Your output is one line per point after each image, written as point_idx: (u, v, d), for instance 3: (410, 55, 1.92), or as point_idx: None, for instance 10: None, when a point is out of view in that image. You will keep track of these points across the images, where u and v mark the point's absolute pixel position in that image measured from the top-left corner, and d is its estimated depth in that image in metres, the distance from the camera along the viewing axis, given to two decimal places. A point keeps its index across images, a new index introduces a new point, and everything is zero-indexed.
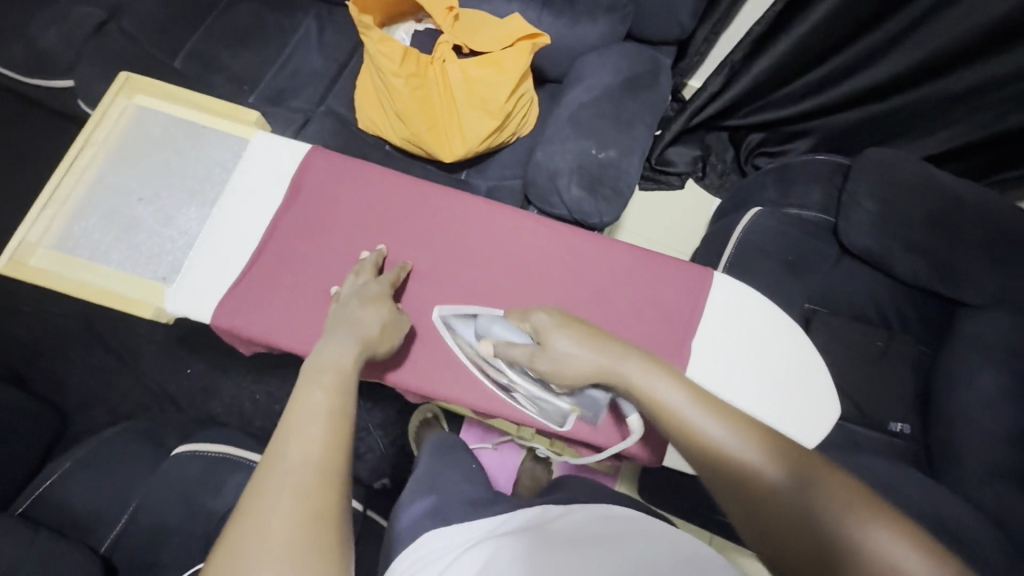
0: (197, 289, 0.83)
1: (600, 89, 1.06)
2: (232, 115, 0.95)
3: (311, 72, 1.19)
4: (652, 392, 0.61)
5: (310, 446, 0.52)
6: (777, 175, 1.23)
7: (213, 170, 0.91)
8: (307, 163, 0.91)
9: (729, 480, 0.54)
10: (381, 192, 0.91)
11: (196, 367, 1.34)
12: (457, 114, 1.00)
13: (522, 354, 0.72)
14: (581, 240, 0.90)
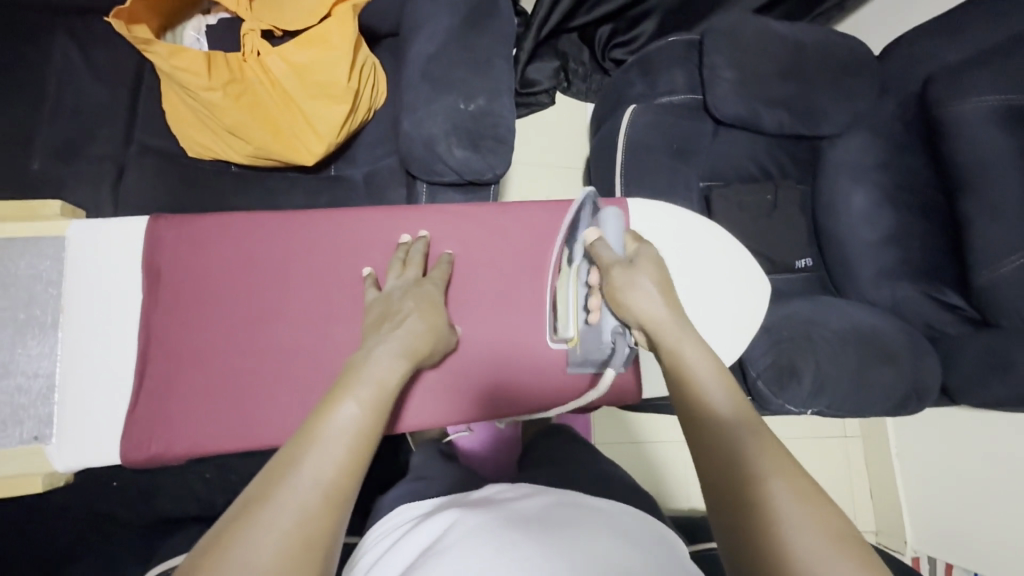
0: (89, 434, 0.75)
1: (442, 34, 0.96)
2: (24, 213, 0.78)
3: (98, 107, 0.97)
4: (680, 351, 0.62)
5: (327, 464, 0.50)
6: (640, 68, 1.22)
7: (37, 289, 0.76)
8: (153, 240, 0.79)
9: (696, 418, 0.56)
10: (252, 243, 0.82)
11: (122, 475, 1.18)
12: (299, 109, 0.86)
13: (608, 259, 0.72)
14: (490, 215, 0.89)
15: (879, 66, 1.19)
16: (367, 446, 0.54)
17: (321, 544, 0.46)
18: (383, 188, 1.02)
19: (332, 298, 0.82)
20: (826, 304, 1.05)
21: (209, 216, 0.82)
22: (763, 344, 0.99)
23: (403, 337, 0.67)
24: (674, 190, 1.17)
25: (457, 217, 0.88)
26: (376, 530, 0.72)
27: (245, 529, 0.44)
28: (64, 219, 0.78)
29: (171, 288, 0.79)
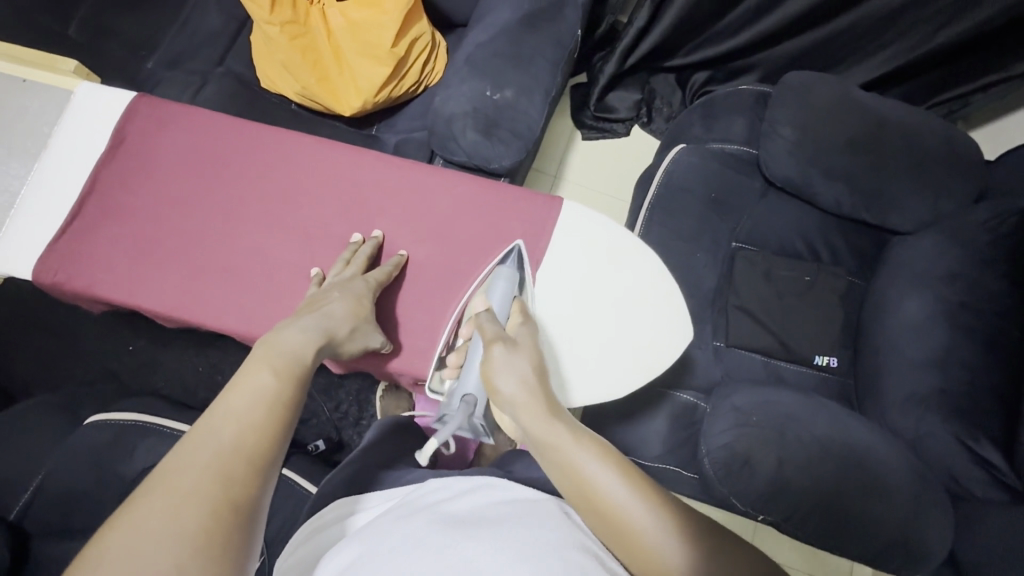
0: (11, 245, 0.86)
1: (498, 27, 1.01)
2: (50, 66, 0.95)
3: (208, 32, 1.14)
4: (586, 473, 0.55)
5: (242, 430, 0.49)
6: (703, 111, 1.17)
7: (37, 125, 0.93)
8: (131, 111, 0.91)
9: (631, 546, 0.51)
10: (205, 136, 0.91)
11: (138, 344, 1.37)
12: (347, 64, 0.96)
13: (491, 328, 0.71)
14: (420, 173, 0.90)
15: (984, 169, 1.03)
16: (287, 412, 0.54)
17: (246, 505, 0.44)
18: (406, 155, 1.07)
19: (248, 201, 0.89)
20: (819, 405, 0.92)
21: (184, 104, 0.93)
22: (726, 422, 0.89)
23: (324, 318, 0.69)
24: (697, 241, 1.09)
25: (392, 163, 0.90)
26: (312, 522, 0.69)
27: (155, 497, 0.41)
28: (74, 78, 0.94)
29: (127, 148, 0.90)
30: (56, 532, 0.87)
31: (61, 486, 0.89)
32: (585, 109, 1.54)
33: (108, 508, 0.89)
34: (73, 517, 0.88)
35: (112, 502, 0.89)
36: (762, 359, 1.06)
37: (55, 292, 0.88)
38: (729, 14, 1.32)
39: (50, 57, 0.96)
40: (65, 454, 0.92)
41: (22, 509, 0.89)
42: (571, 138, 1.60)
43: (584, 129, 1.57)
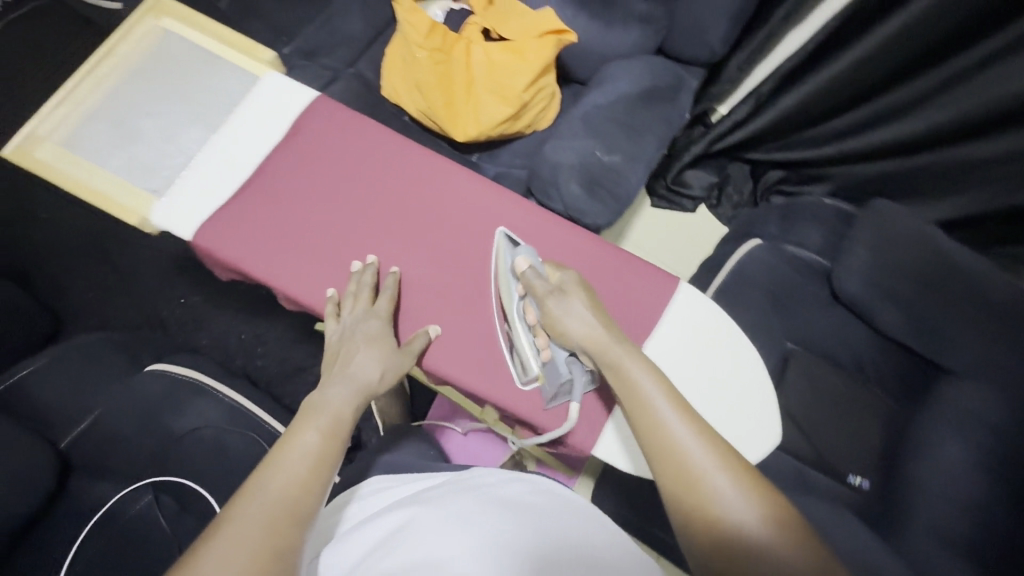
0: (182, 207, 0.89)
1: (618, 94, 1.07)
2: (249, 53, 1.01)
3: (346, 33, 1.22)
4: (635, 380, 0.68)
5: (285, 482, 0.58)
6: (783, 212, 1.23)
7: (222, 99, 0.97)
8: (312, 108, 0.96)
9: (664, 448, 0.62)
10: (372, 147, 0.95)
11: (191, 298, 1.41)
12: (475, 96, 1.02)
13: (541, 287, 0.79)
14: (564, 231, 0.93)
15: None
16: (327, 467, 0.62)
17: (288, 545, 0.53)
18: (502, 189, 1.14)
19: (397, 216, 0.92)
20: (844, 523, 0.94)
21: (355, 112, 0.97)
22: None
23: (361, 383, 0.74)
24: (754, 333, 1.13)
25: (535, 215, 0.93)
26: (356, 491, 0.79)
27: (217, 535, 0.52)
28: (265, 67, 0.99)
29: (293, 138, 0.94)
30: (98, 471, 0.91)
31: (113, 427, 0.93)
32: (662, 178, 1.59)
33: (148, 459, 0.92)
34: (115, 460, 0.92)
35: (151, 453, 0.92)
36: (794, 461, 1.08)
37: (202, 253, 0.91)
38: (820, 126, 1.38)
39: (248, 44, 1.04)
40: (121, 396, 0.95)
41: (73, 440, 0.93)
42: (640, 203, 1.66)
43: (655, 197, 1.63)
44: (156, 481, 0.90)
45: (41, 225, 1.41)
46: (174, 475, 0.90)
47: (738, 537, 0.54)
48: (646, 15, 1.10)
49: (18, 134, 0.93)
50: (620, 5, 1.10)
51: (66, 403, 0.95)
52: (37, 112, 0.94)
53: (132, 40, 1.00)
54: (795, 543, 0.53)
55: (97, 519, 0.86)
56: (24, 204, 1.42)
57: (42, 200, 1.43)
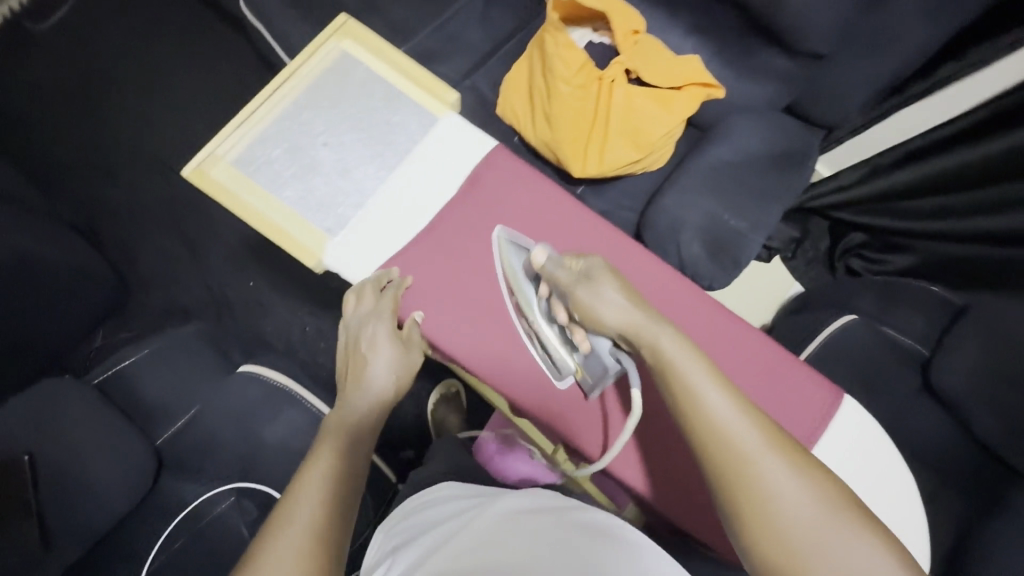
0: (354, 247, 0.85)
1: (747, 154, 1.03)
2: (430, 88, 0.91)
3: (465, 43, 1.18)
4: (668, 354, 0.65)
5: (314, 507, 0.64)
6: (881, 293, 1.19)
7: (401, 138, 0.89)
8: (490, 158, 0.90)
9: (707, 430, 0.60)
10: (546, 206, 0.89)
11: (258, 283, 1.34)
12: (607, 137, 0.98)
13: (564, 276, 0.75)
14: (734, 327, 0.86)
15: None
16: (348, 489, 0.69)
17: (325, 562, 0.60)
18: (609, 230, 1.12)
19: None
20: None
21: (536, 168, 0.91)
22: None
23: (376, 399, 0.80)
24: None
25: (709, 307, 0.86)
26: (409, 504, 0.77)
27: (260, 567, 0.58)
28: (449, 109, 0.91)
29: (472, 189, 0.89)
30: (190, 471, 0.90)
31: (207, 427, 0.91)
32: None
33: (236, 464, 0.91)
34: (205, 462, 0.90)
35: (239, 460, 0.91)
36: None
37: None
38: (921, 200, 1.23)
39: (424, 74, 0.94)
40: (215, 397, 0.93)
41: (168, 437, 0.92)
42: None
43: None
44: (239, 487, 0.90)
45: (118, 187, 1.37)
46: (258, 483, 0.90)
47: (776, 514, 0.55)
48: (785, 72, 1.06)
49: (194, 152, 0.85)
50: (759, 59, 1.06)
51: (162, 400, 0.93)
52: (216, 131, 0.86)
53: (310, 57, 0.89)
54: (832, 508, 0.55)
55: (178, 520, 0.87)
56: (102, 161, 1.38)
57: (122, 161, 1.38)
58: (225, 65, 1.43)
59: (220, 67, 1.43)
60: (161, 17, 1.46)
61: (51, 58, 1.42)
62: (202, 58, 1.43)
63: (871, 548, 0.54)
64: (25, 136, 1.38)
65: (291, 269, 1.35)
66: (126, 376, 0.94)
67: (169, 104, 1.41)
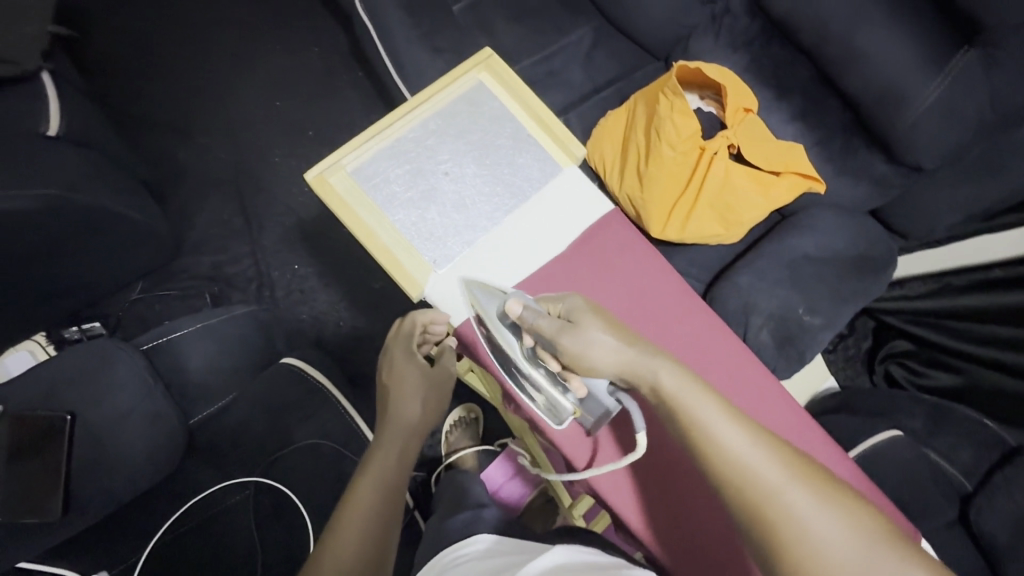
0: (453, 284, 0.82)
1: (831, 250, 1.01)
2: (557, 136, 0.90)
3: (567, 82, 1.18)
4: (664, 382, 0.59)
5: (345, 546, 0.65)
6: (930, 414, 1.11)
7: (520, 181, 0.87)
8: (604, 222, 0.87)
9: (724, 474, 0.54)
10: (649, 280, 0.86)
11: (306, 268, 1.33)
12: (696, 205, 0.97)
13: (547, 326, 0.66)
14: (819, 444, 0.81)
15: None
16: (382, 526, 0.70)
17: None
18: None
19: None
20: None
21: (648, 242, 0.88)
22: None
23: (407, 425, 0.80)
24: None
25: (796, 419, 0.82)
26: (444, 557, 0.72)
27: None
28: (572, 162, 0.89)
29: (584, 249, 0.86)
30: (215, 457, 0.88)
31: (244, 418, 0.90)
32: None
33: (262, 458, 0.88)
34: (233, 450, 0.88)
35: (266, 454, 0.88)
36: None
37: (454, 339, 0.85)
38: (981, 322, 1.14)
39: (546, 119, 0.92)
40: (255, 387, 0.91)
41: (202, 419, 0.91)
42: None
43: None
44: (258, 482, 0.86)
45: (192, 146, 1.37)
46: (275, 482, 0.86)
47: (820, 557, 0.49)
48: (882, 178, 1.06)
49: (321, 160, 0.85)
50: (859, 159, 1.06)
51: (206, 381, 0.92)
52: (346, 143, 0.85)
53: (448, 85, 0.89)
54: (869, 530, 0.50)
55: (192, 503, 0.84)
56: (182, 118, 1.38)
57: (200, 121, 1.38)
58: (317, 50, 1.44)
59: (312, 50, 1.44)
60: None
61: (152, 8, 1.43)
62: (297, 38, 1.44)
63: None
64: (113, 77, 1.38)
65: (341, 262, 1.33)
66: (173, 347, 0.92)
67: (259, 75, 1.42)
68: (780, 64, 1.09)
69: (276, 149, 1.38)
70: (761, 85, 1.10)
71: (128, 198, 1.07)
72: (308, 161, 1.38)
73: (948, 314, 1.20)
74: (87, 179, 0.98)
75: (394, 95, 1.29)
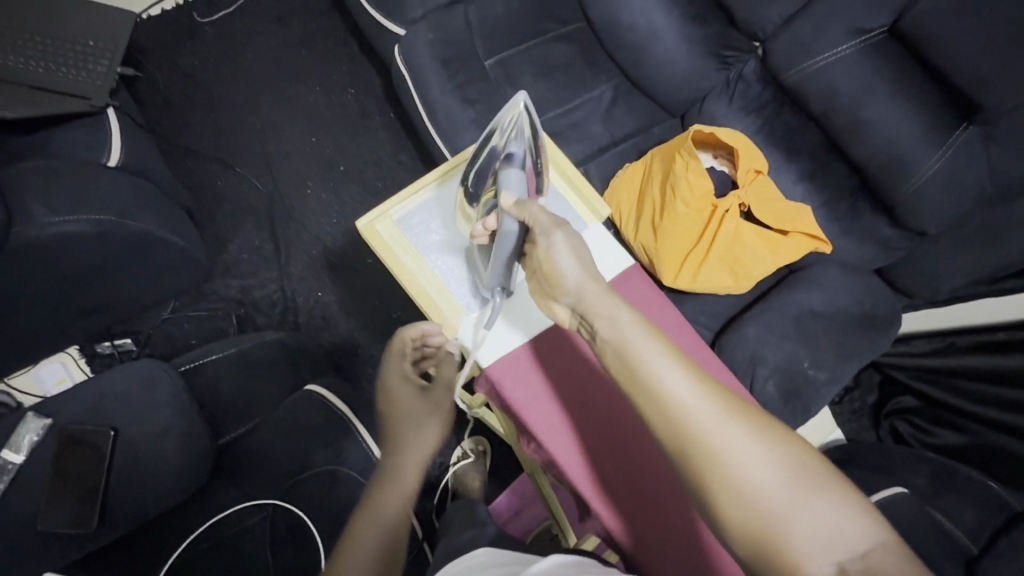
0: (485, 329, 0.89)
1: (836, 307, 1.05)
2: (585, 195, 0.96)
3: (587, 133, 1.26)
4: (617, 324, 0.63)
5: None
6: (935, 474, 1.12)
7: None
8: (625, 276, 0.93)
9: (662, 408, 0.57)
10: (665, 331, 0.91)
11: (329, 296, 1.38)
12: (708, 258, 1.02)
13: (538, 219, 0.72)
14: None
15: None
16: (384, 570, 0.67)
17: None
18: None
19: None
20: None
21: (664, 296, 0.94)
22: None
23: (415, 457, 0.78)
24: None
25: None
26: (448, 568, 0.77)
27: None
28: (598, 219, 0.95)
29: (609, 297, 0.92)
30: (239, 479, 0.91)
31: (265, 441, 0.94)
32: None
33: (283, 481, 0.91)
34: (256, 472, 0.92)
35: (287, 478, 0.92)
36: None
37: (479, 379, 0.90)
38: (985, 384, 1.17)
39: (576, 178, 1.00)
40: (280, 412, 0.95)
41: (232, 439, 0.95)
42: None
43: None
44: (277, 505, 0.89)
45: (230, 176, 1.45)
46: (293, 504, 0.89)
47: (746, 488, 0.52)
48: (888, 239, 1.11)
49: (370, 211, 0.92)
50: (866, 221, 1.11)
51: (236, 405, 0.97)
52: (394, 196, 0.92)
53: None
54: (789, 457, 0.53)
55: (211, 523, 0.86)
56: (223, 150, 1.47)
57: (239, 154, 1.47)
58: (353, 92, 1.54)
59: (348, 92, 1.53)
60: (312, 35, 1.57)
61: (203, 48, 1.54)
62: (335, 80, 1.54)
63: (849, 517, 0.50)
64: (162, 109, 1.48)
65: (363, 292, 1.39)
66: (205, 368, 0.99)
67: (298, 113, 1.51)
68: (790, 129, 1.16)
69: (308, 182, 1.46)
70: (771, 147, 1.17)
71: (172, 225, 1.14)
72: (338, 195, 1.45)
73: (953, 373, 1.23)
74: (138, 207, 1.06)
75: (424, 138, 1.37)
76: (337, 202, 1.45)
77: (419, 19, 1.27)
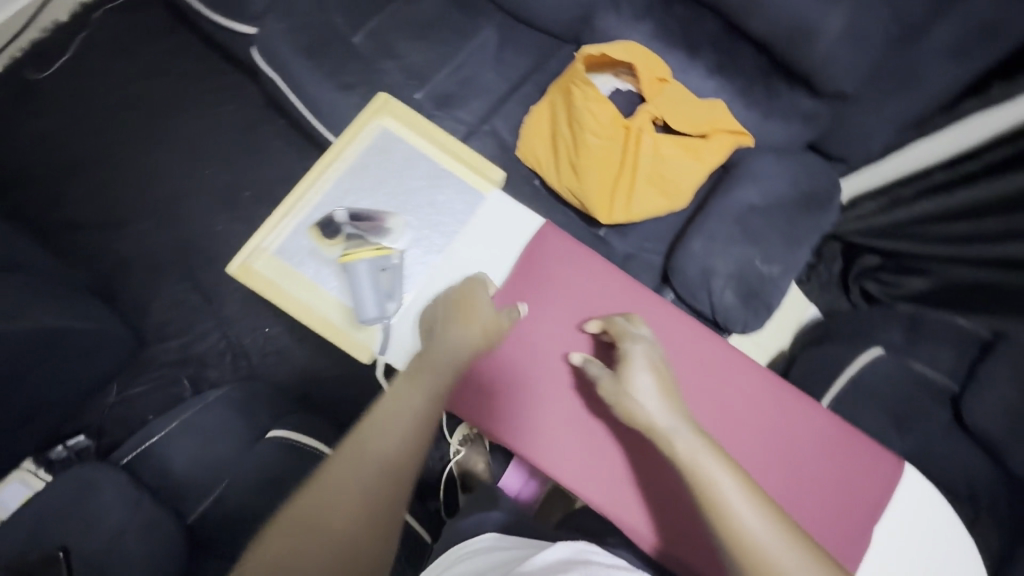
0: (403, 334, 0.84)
1: (776, 195, 1.02)
2: (472, 164, 0.91)
3: (483, 85, 1.17)
4: (684, 448, 0.67)
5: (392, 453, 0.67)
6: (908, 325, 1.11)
7: (446, 219, 0.88)
8: (540, 235, 0.88)
9: (732, 534, 0.61)
10: (593, 284, 0.87)
11: (275, 328, 1.31)
12: (634, 182, 0.97)
13: (602, 373, 0.76)
14: (789, 398, 0.85)
15: None
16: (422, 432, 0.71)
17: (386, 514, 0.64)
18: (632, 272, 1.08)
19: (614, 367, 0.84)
20: None
21: (583, 244, 0.89)
22: None
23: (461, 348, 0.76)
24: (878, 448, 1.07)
25: (762, 380, 0.85)
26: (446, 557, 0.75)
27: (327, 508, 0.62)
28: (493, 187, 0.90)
29: (524, 269, 0.86)
30: (222, 548, 0.87)
31: (238, 502, 0.89)
32: None
33: None
34: (236, 536, 0.87)
35: None
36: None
37: None
38: (935, 226, 1.15)
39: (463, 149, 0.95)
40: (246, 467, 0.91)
41: (200, 514, 0.90)
42: None
43: None
44: None
45: (129, 237, 1.34)
46: None
47: None
48: (811, 110, 1.07)
49: (240, 249, 0.84)
50: (785, 97, 1.07)
51: (195, 476, 0.93)
52: (261, 226, 0.85)
53: (350, 140, 0.89)
54: None
55: None
56: (112, 212, 1.35)
57: (130, 211, 1.35)
58: (230, 108, 1.41)
59: (225, 109, 1.41)
60: (165, 59, 1.42)
61: (50, 108, 1.38)
62: (205, 101, 1.41)
63: None
64: (30, 188, 1.35)
65: None
66: (154, 451, 0.96)
67: (179, 148, 1.38)
68: (686, 21, 1.09)
69: (215, 218, 1.36)
70: (672, 47, 1.10)
71: (73, 308, 1.05)
72: (250, 222, 1.36)
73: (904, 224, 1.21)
74: (24, 303, 0.97)
75: (319, 138, 1.27)
76: (251, 230, 1.35)
77: (268, 12, 1.14)
